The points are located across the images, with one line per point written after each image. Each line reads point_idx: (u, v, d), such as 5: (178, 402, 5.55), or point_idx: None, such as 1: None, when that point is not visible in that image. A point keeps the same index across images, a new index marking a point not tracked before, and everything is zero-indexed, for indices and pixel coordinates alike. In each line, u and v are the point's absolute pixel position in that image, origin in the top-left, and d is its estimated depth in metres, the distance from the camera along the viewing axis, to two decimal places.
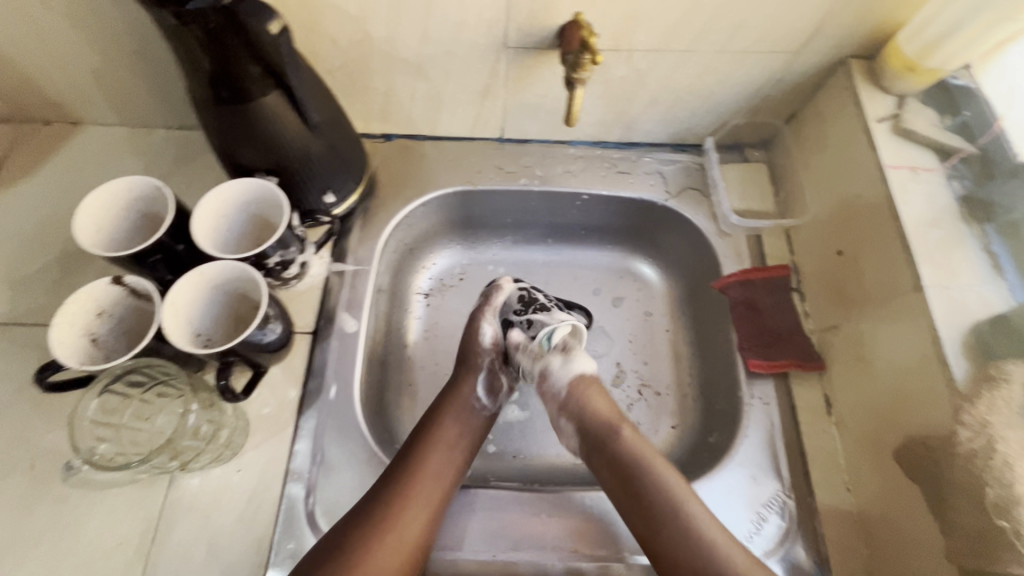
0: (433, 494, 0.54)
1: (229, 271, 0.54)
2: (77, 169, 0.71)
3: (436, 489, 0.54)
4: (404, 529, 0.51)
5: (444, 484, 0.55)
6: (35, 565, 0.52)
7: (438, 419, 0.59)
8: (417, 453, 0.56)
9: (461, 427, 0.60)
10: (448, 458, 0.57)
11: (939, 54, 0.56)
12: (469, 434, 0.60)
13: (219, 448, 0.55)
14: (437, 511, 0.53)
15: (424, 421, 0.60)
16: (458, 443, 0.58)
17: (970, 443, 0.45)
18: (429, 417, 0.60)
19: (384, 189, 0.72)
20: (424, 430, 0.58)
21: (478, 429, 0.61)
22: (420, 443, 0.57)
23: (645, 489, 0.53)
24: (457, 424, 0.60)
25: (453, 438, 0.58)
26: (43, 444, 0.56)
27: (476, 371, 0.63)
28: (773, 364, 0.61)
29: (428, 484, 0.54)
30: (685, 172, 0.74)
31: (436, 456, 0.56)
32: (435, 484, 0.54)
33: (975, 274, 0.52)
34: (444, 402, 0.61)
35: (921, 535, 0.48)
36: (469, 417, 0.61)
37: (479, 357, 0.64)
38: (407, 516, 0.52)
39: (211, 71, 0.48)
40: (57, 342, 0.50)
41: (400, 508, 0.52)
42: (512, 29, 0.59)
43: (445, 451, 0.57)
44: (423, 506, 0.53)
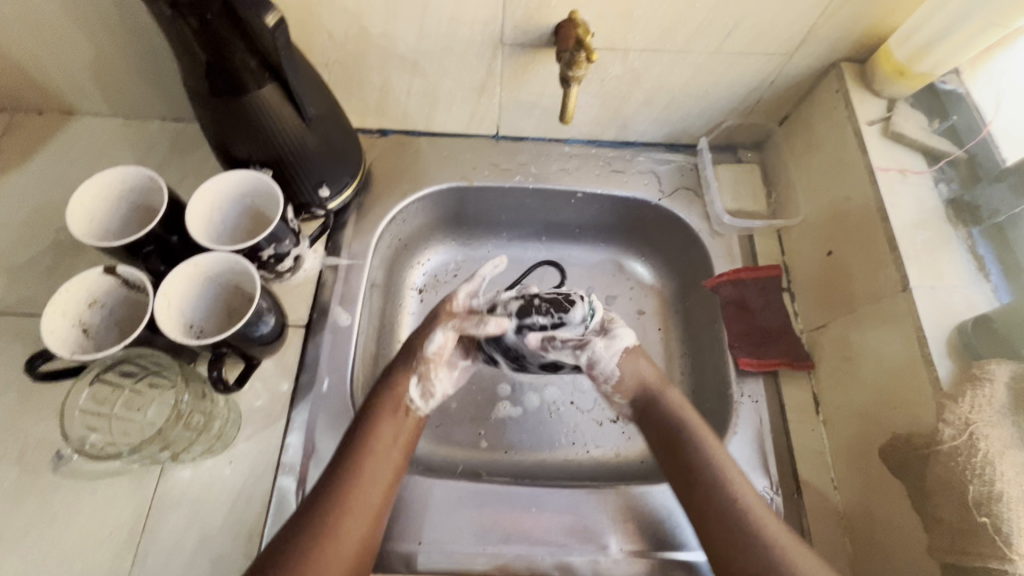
0: (372, 501, 0.50)
1: (223, 263, 0.54)
2: (69, 160, 0.71)
3: (376, 495, 0.51)
4: (344, 538, 0.48)
5: (381, 488, 0.51)
6: (23, 554, 0.52)
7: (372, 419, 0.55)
8: (355, 456, 0.52)
9: (397, 428, 0.55)
10: (386, 460, 0.53)
11: (929, 59, 0.57)
12: (405, 434, 0.56)
13: (210, 439, 0.55)
14: (378, 515, 0.51)
15: (358, 419, 0.55)
16: (395, 444, 0.54)
17: (953, 441, 0.46)
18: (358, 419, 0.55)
19: (379, 184, 0.72)
20: (355, 432, 0.54)
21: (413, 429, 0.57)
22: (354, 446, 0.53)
23: (693, 466, 0.53)
24: (393, 425, 0.55)
25: (390, 439, 0.54)
26: (32, 434, 0.56)
27: (412, 373, 0.59)
28: (763, 363, 0.62)
29: (371, 491, 0.51)
30: (679, 171, 0.75)
31: (375, 459, 0.52)
32: (373, 489, 0.51)
33: (961, 275, 0.53)
34: (379, 400, 0.57)
35: (905, 532, 0.49)
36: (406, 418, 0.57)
37: (418, 366, 0.59)
38: (348, 526, 0.48)
39: (207, 62, 0.48)
40: (49, 332, 0.49)
41: (340, 516, 0.48)
42: (508, 26, 0.59)
43: (382, 453, 0.53)
44: (364, 513, 0.50)
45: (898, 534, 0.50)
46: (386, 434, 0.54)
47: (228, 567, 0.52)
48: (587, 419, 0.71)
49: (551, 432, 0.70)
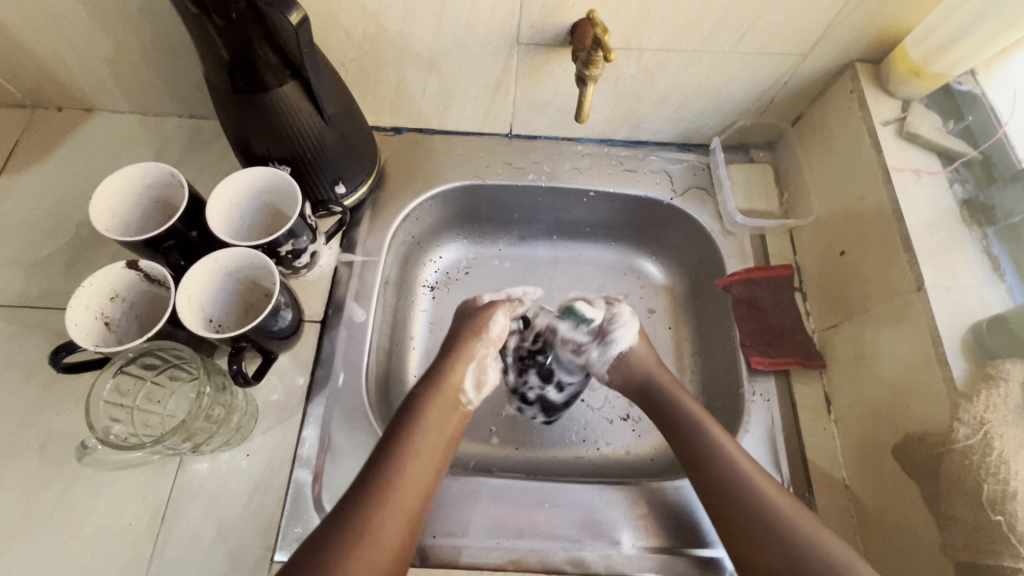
0: (414, 493, 0.51)
1: (243, 258, 0.55)
2: (88, 156, 0.72)
3: (418, 490, 0.51)
4: (385, 530, 0.48)
5: (424, 482, 0.52)
6: (45, 543, 0.53)
7: (419, 409, 0.56)
8: (401, 449, 0.52)
9: (442, 420, 0.57)
10: (430, 457, 0.53)
11: (946, 59, 0.57)
12: (451, 427, 0.57)
13: (230, 431, 0.56)
14: (419, 509, 0.50)
15: (403, 413, 0.56)
16: (439, 438, 0.55)
17: (968, 440, 0.46)
18: (406, 408, 0.56)
19: (393, 181, 0.73)
20: (403, 422, 0.55)
21: (459, 423, 0.58)
22: (399, 435, 0.54)
23: (690, 436, 0.57)
24: (439, 417, 0.56)
25: (435, 435, 0.55)
26: (53, 425, 0.57)
27: (467, 360, 0.61)
28: (775, 361, 0.63)
29: (413, 483, 0.51)
30: (691, 171, 0.75)
31: (421, 450, 0.53)
32: (417, 481, 0.51)
33: (976, 275, 0.53)
34: (426, 395, 0.57)
35: (918, 530, 0.49)
36: (452, 410, 0.58)
37: (476, 349, 0.62)
38: (389, 517, 0.48)
39: (230, 60, 0.49)
40: (73, 325, 0.50)
41: (382, 508, 0.48)
42: (525, 25, 0.59)
43: (427, 449, 0.54)
44: (405, 503, 0.50)
45: (909, 532, 0.50)
46: (431, 425, 0.55)
47: (245, 558, 0.53)
48: (598, 416, 0.71)
49: (562, 429, 0.70)
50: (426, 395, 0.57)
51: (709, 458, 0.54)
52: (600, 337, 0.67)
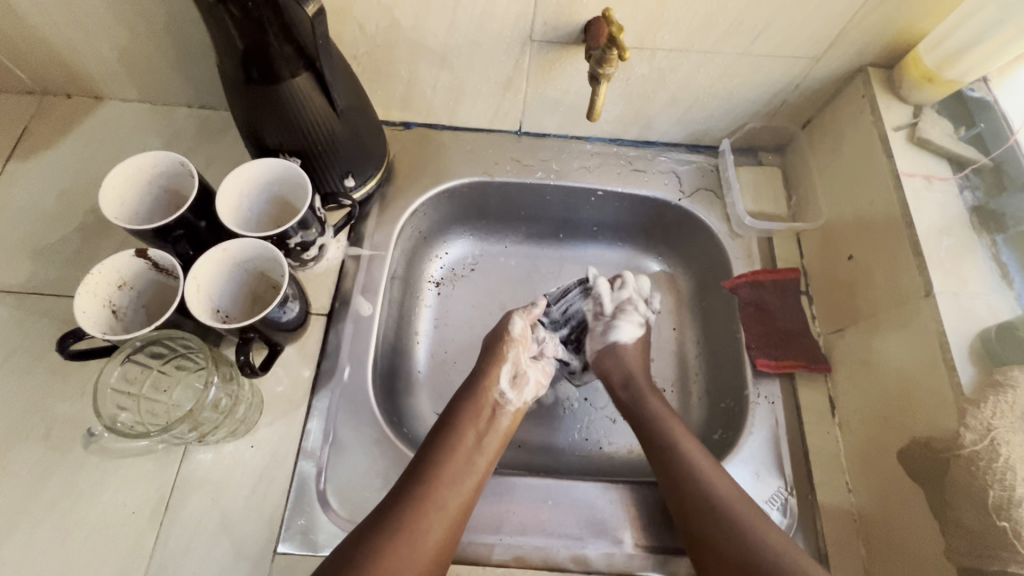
0: (452, 503, 0.53)
1: (252, 249, 0.55)
2: (97, 143, 0.72)
3: (457, 495, 0.53)
4: (423, 536, 0.50)
5: (463, 493, 0.54)
6: (48, 530, 0.53)
7: (459, 421, 0.59)
8: (438, 456, 0.55)
9: (480, 430, 0.59)
10: (468, 463, 0.56)
11: (959, 66, 0.57)
12: (492, 438, 0.59)
13: (235, 422, 0.56)
14: (457, 520, 0.52)
15: (441, 423, 0.59)
16: (478, 449, 0.57)
17: (975, 446, 0.46)
18: (449, 419, 0.59)
19: (402, 176, 0.73)
20: (442, 432, 0.58)
21: (501, 433, 0.60)
22: (441, 447, 0.56)
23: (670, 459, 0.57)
24: (478, 427, 0.59)
25: (472, 441, 0.58)
26: (59, 412, 0.57)
27: (501, 362, 0.63)
28: (780, 364, 0.63)
29: (452, 495, 0.53)
30: (699, 172, 0.75)
31: (461, 463, 0.55)
32: (456, 493, 0.53)
33: (985, 282, 0.53)
34: (464, 403, 0.60)
35: (922, 537, 0.49)
36: (491, 420, 0.60)
37: (508, 350, 0.64)
38: (427, 525, 0.50)
39: (244, 51, 0.49)
40: (80, 311, 0.50)
41: (419, 514, 0.51)
42: (538, 21, 0.59)
43: (465, 456, 0.56)
44: (444, 513, 0.52)
45: (914, 538, 0.50)
46: (469, 436, 0.58)
47: (248, 549, 0.53)
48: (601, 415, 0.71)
49: (565, 427, 0.71)
50: (466, 408, 0.60)
51: (675, 465, 0.56)
52: (603, 323, 0.69)
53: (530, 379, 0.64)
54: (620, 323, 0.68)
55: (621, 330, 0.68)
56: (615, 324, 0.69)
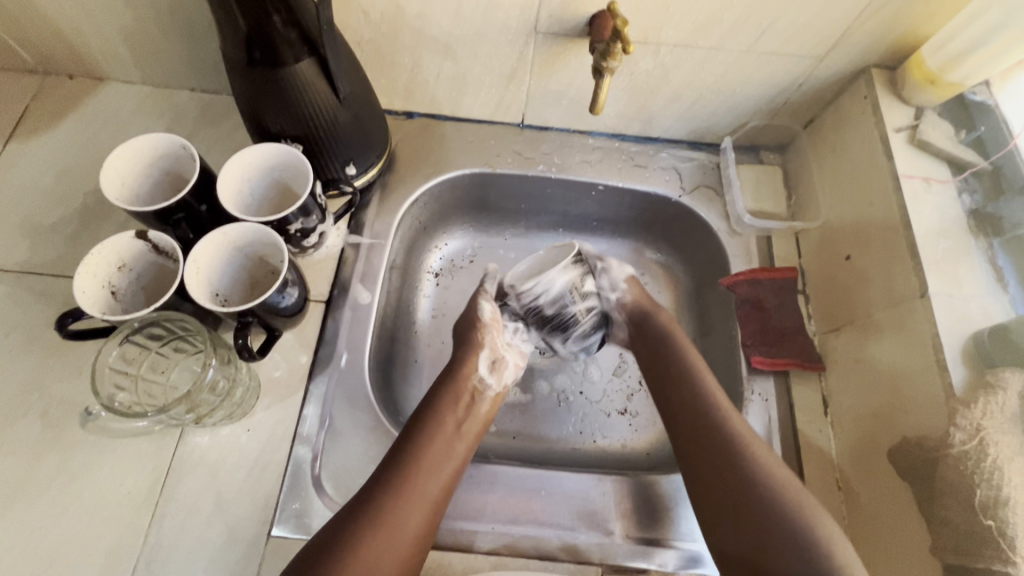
0: (432, 488, 0.53)
1: (252, 233, 0.55)
2: (98, 125, 0.72)
3: (436, 481, 0.53)
4: (403, 522, 0.50)
5: (442, 479, 0.54)
6: (44, 507, 0.53)
7: (438, 406, 0.59)
8: (416, 442, 0.55)
9: (459, 417, 0.59)
10: (448, 450, 0.56)
11: (961, 68, 0.57)
12: (471, 424, 0.59)
13: (232, 406, 0.57)
14: (437, 505, 0.53)
15: (420, 408, 0.59)
16: (459, 432, 0.58)
17: (963, 446, 0.47)
18: (429, 402, 0.59)
19: (402, 166, 0.73)
20: (421, 418, 0.57)
21: (480, 419, 0.61)
22: (421, 431, 0.56)
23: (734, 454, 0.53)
24: (457, 414, 0.59)
25: (453, 428, 0.58)
26: (57, 391, 0.57)
27: (479, 347, 0.64)
28: (775, 361, 0.63)
29: (432, 478, 0.53)
30: (700, 169, 0.75)
31: (441, 449, 0.55)
32: (435, 477, 0.54)
33: (980, 285, 0.53)
34: (443, 389, 0.60)
35: (908, 532, 0.50)
36: (471, 403, 0.61)
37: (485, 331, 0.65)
38: (408, 509, 0.51)
39: (247, 34, 0.49)
40: (80, 292, 0.50)
41: (397, 501, 0.51)
42: (543, 14, 0.59)
43: (445, 443, 0.56)
44: (424, 498, 0.52)
45: (899, 535, 0.51)
46: (450, 419, 0.58)
47: (243, 531, 0.53)
48: (595, 409, 0.72)
49: (560, 419, 0.71)
50: (444, 394, 0.60)
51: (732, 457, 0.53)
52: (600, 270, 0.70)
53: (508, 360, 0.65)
54: (610, 272, 0.70)
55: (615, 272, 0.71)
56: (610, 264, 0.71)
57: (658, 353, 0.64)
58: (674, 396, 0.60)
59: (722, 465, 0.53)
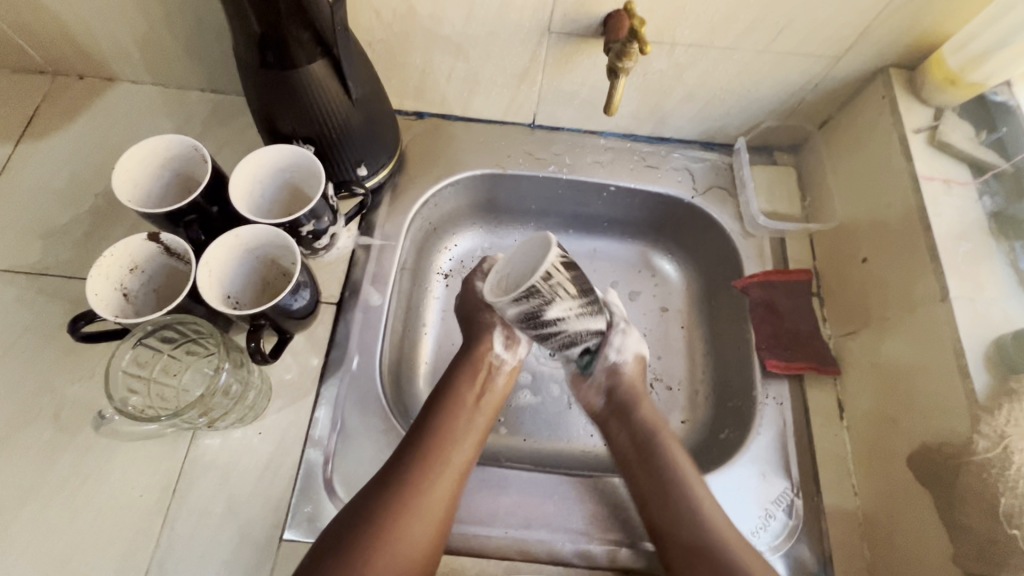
0: (456, 459, 0.54)
1: (264, 236, 0.55)
2: (109, 126, 0.72)
3: (459, 452, 0.55)
4: (430, 490, 0.52)
5: (465, 449, 0.55)
6: (57, 509, 0.53)
7: (456, 380, 0.60)
8: (437, 417, 0.57)
9: (477, 391, 0.60)
10: (469, 423, 0.57)
11: (983, 68, 0.56)
12: (489, 397, 0.61)
13: (244, 409, 0.56)
14: (461, 474, 0.54)
15: (440, 383, 0.60)
16: (477, 408, 0.59)
17: (987, 453, 0.46)
18: (447, 380, 0.60)
19: (413, 166, 0.72)
20: (440, 394, 0.59)
21: (497, 393, 0.62)
22: (442, 407, 0.58)
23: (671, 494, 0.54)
24: (475, 388, 0.60)
25: (473, 402, 0.59)
26: (69, 393, 0.57)
27: (490, 329, 0.63)
28: (790, 365, 0.62)
29: (454, 453, 0.54)
30: (713, 170, 0.75)
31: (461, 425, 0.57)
32: (458, 447, 0.55)
33: (1002, 289, 0.52)
34: (461, 362, 0.62)
35: (927, 540, 0.49)
36: (487, 380, 0.61)
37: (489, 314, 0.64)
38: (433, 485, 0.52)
39: (261, 35, 0.48)
40: (93, 294, 0.50)
41: (423, 471, 0.52)
42: (557, 13, 0.58)
43: (466, 416, 0.58)
44: (448, 467, 0.53)
45: (917, 542, 0.50)
46: (468, 397, 0.59)
47: (254, 535, 0.53)
48: None
49: (571, 422, 0.70)
50: (463, 369, 0.61)
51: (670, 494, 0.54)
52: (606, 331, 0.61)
53: (522, 337, 0.63)
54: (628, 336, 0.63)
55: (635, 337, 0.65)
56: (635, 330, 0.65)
57: (646, 452, 0.58)
58: (648, 489, 0.56)
59: (689, 547, 0.51)
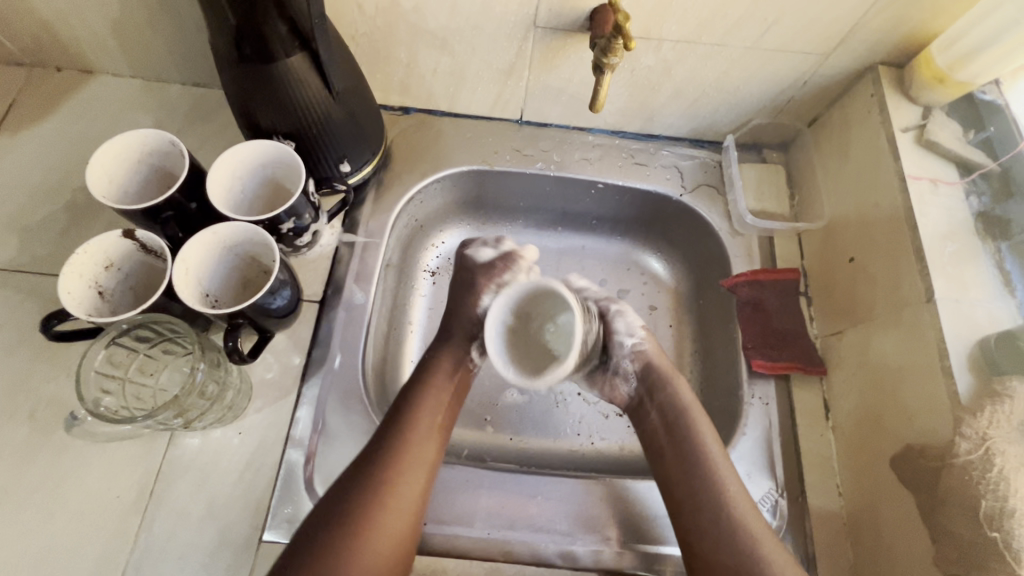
0: (422, 462, 0.53)
1: (243, 233, 0.54)
2: (87, 120, 0.70)
3: (426, 455, 0.53)
4: (399, 495, 0.50)
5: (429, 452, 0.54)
6: (31, 511, 0.52)
7: (421, 381, 0.58)
8: (402, 420, 0.54)
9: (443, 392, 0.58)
10: (434, 424, 0.56)
11: (971, 67, 0.56)
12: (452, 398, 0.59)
13: (222, 409, 0.55)
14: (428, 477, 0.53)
15: (407, 385, 0.58)
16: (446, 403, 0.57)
17: (969, 455, 0.46)
18: (419, 373, 0.59)
19: (399, 162, 0.71)
20: (406, 395, 0.57)
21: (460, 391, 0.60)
22: (408, 409, 0.55)
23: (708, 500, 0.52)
24: (442, 389, 0.58)
25: (439, 404, 0.57)
26: (44, 392, 0.56)
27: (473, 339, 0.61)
28: (776, 365, 0.62)
29: (421, 454, 0.53)
30: (702, 168, 0.74)
31: (431, 421, 0.55)
32: (422, 449, 0.53)
33: (987, 289, 0.52)
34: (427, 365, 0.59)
35: (910, 542, 0.49)
36: (451, 379, 0.59)
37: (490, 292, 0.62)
38: (405, 483, 0.51)
39: (237, 28, 0.47)
40: (66, 293, 0.49)
41: (390, 476, 0.51)
42: (543, 8, 0.57)
43: (431, 418, 0.56)
44: (416, 471, 0.52)
45: (899, 543, 0.50)
46: (433, 399, 0.57)
47: (234, 536, 0.52)
48: (593, 411, 0.71)
49: (557, 422, 0.70)
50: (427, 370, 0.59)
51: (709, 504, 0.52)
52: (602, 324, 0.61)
53: None
54: (626, 314, 0.62)
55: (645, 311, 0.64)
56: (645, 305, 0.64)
57: (673, 429, 0.57)
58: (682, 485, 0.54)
59: (708, 518, 0.51)
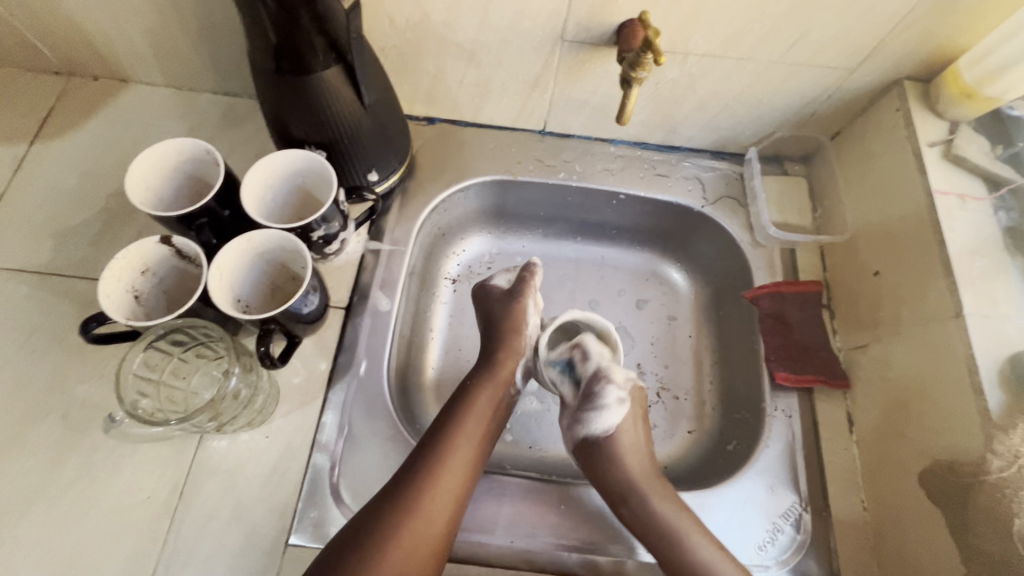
0: (455, 480, 0.53)
1: (275, 240, 0.55)
2: (121, 127, 0.72)
3: (461, 472, 0.54)
4: (431, 509, 0.51)
5: (465, 470, 0.54)
6: (61, 511, 0.53)
7: (466, 403, 0.59)
8: (443, 437, 0.55)
9: (482, 413, 0.58)
10: (471, 443, 0.56)
11: (1000, 83, 0.56)
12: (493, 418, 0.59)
13: (253, 413, 0.57)
14: (463, 492, 0.53)
15: (453, 402, 0.59)
16: (484, 423, 0.58)
17: (1001, 472, 0.46)
18: (460, 394, 0.60)
19: (423, 171, 0.73)
20: (452, 412, 0.58)
21: (500, 411, 0.60)
22: (448, 427, 0.56)
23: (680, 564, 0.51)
24: (482, 411, 0.58)
25: (479, 424, 0.57)
26: (77, 394, 0.57)
27: (520, 354, 0.63)
28: (799, 378, 0.62)
29: (454, 473, 0.53)
30: (724, 179, 0.74)
31: (467, 435, 0.56)
32: (458, 467, 0.54)
33: (1017, 305, 0.52)
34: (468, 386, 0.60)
35: (939, 559, 0.49)
36: (493, 401, 0.60)
37: (532, 292, 0.66)
38: (438, 497, 0.51)
39: (277, 44, 0.49)
40: (105, 296, 0.50)
41: (425, 490, 0.51)
42: (571, 21, 0.58)
43: (468, 437, 0.56)
44: (449, 488, 0.52)
45: (929, 560, 0.50)
46: (471, 420, 0.57)
47: (259, 541, 0.53)
48: None
49: None
50: (470, 391, 0.60)
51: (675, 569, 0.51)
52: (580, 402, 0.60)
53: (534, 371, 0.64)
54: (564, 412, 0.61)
55: (599, 416, 0.58)
56: (587, 410, 0.59)
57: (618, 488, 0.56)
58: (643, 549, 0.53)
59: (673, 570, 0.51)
